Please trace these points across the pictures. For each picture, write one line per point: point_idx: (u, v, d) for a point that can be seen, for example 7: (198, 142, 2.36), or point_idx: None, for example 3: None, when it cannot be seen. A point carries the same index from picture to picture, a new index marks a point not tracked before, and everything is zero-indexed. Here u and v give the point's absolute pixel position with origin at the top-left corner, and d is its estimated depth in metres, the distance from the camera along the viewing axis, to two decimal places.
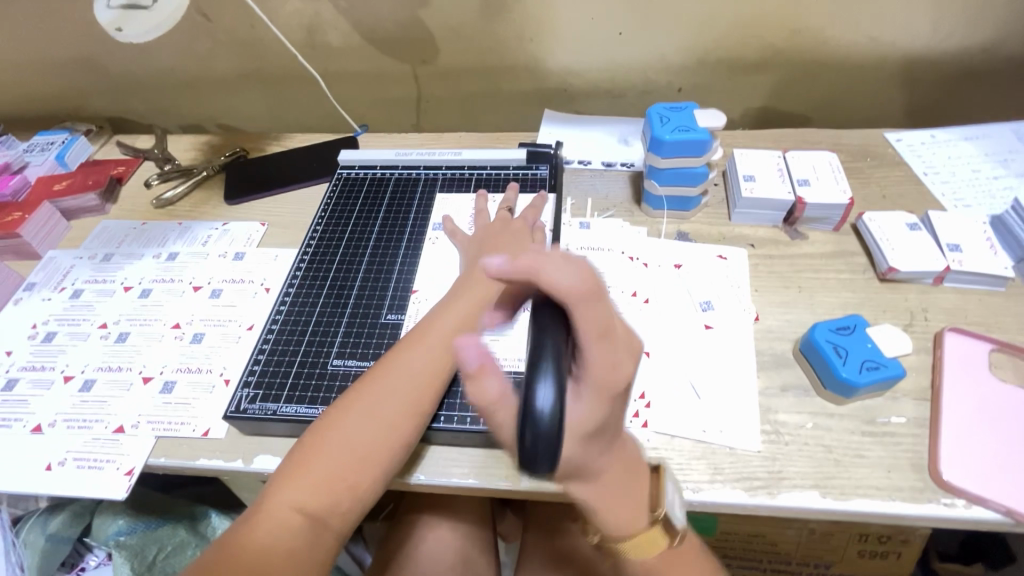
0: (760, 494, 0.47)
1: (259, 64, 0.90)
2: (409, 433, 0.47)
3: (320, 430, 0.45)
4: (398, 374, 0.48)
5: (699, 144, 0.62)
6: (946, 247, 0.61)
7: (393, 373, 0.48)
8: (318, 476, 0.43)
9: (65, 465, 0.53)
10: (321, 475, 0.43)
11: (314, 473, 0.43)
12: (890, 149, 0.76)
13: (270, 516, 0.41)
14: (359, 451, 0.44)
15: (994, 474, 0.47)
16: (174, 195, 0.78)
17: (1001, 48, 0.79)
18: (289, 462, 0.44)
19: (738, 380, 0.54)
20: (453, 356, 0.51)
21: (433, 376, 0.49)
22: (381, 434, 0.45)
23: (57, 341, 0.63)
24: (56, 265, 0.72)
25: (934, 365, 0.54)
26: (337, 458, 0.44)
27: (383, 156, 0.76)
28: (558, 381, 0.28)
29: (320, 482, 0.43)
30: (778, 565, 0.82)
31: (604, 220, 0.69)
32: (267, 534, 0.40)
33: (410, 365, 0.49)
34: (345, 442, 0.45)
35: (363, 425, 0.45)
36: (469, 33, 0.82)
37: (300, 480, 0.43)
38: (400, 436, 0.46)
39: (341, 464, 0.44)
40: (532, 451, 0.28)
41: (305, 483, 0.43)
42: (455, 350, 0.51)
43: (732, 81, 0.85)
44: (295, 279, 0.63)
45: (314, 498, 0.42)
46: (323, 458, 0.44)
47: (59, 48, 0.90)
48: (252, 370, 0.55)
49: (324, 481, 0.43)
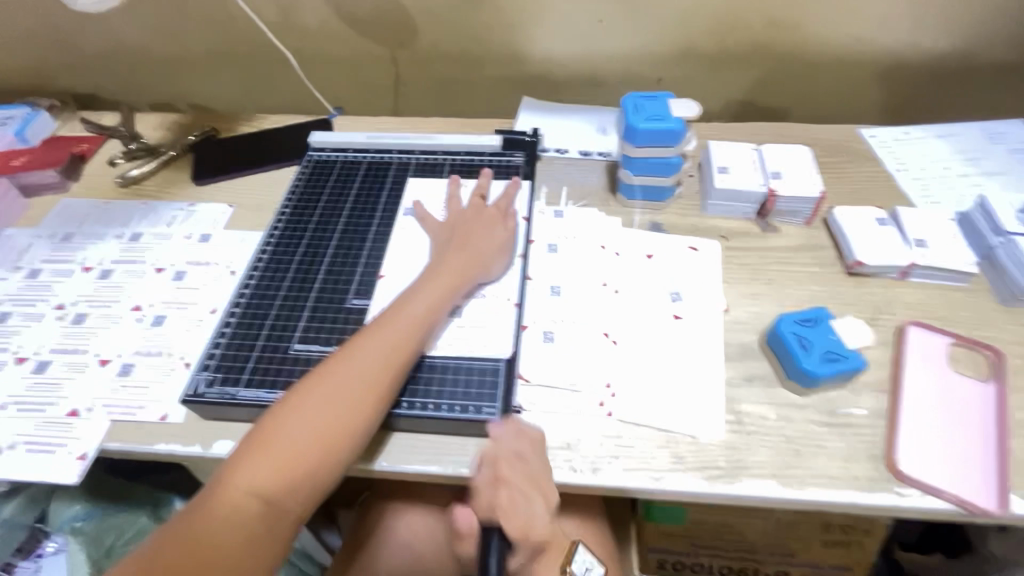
0: (720, 484, 0.48)
1: (231, 42, 0.87)
2: (374, 418, 0.46)
3: (281, 413, 0.44)
4: (364, 359, 0.48)
5: (673, 134, 0.61)
6: (912, 242, 0.61)
7: (358, 357, 0.48)
8: (277, 460, 0.42)
9: (14, 449, 0.51)
10: (280, 460, 0.42)
11: (273, 456, 0.42)
12: (864, 145, 0.77)
13: (226, 498, 0.40)
14: (321, 436, 0.44)
15: (949, 464, 0.48)
16: (140, 173, 0.76)
17: (975, 48, 0.80)
18: (247, 446, 0.43)
19: (705, 370, 0.54)
20: (421, 341, 0.51)
21: (400, 360, 0.49)
22: (344, 419, 0.45)
23: (10, 321, 0.61)
24: (12, 244, 0.69)
25: (896, 357, 0.55)
26: (297, 443, 0.43)
27: (356, 139, 0.74)
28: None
29: (279, 467, 0.42)
30: (745, 554, 0.83)
31: (578, 209, 0.68)
32: (223, 517, 0.40)
33: (376, 349, 0.48)
34: (307, 425, 0.44)
35: (326, 409, 0.45)
36: (448, 16, 0.81)
37: (257, 464, 0.42)
38: (364, 420, 0.46)
39: (301, 450, 0.43)
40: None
41: (264, 465, 0.42)
42: (423, 335, 0.51)
43: (712, 73, 0.85)
44: (260, 262, 0.62)
45: (271, 483, 0.41)
46: (283, 442, 0.43)
47: (20, 18, 0.86)
48: (212, 354, 0.54)
49: (283, 466, 0.42)
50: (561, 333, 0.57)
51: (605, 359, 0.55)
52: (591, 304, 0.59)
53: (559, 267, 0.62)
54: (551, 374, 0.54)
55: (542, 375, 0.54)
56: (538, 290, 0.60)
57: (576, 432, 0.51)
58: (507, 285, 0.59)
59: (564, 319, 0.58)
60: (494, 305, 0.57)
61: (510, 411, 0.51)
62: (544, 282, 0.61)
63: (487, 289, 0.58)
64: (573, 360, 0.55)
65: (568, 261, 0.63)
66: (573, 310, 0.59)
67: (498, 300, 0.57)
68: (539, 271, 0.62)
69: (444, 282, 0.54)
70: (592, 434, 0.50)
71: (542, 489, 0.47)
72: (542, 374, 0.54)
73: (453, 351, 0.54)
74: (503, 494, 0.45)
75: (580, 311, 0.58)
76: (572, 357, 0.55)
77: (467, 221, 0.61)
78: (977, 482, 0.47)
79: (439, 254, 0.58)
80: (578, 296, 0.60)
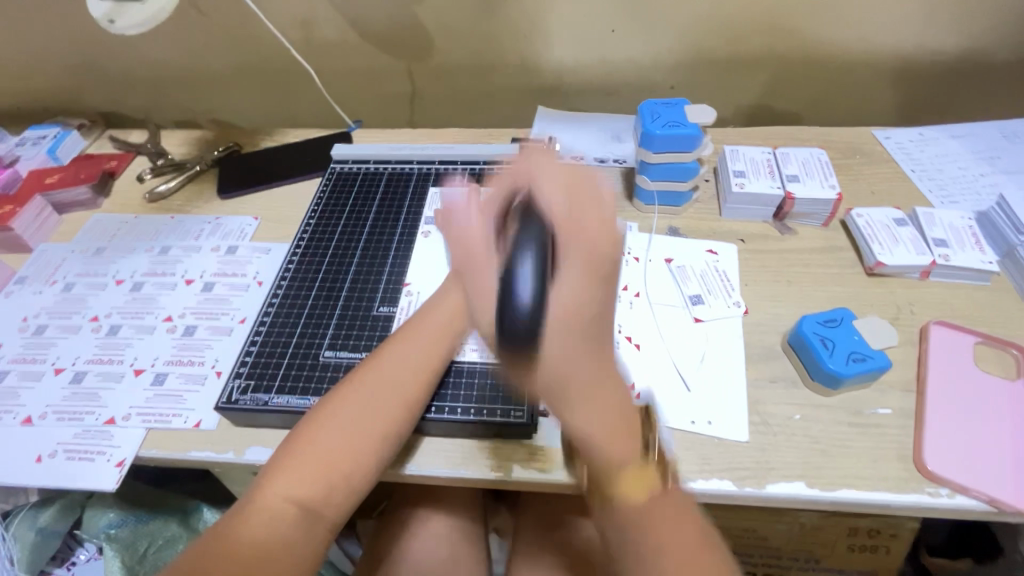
0: (747, 486, 0.48)
1: (254, 60, 0.90)
2: (406, 422, 0.47)
3: (315, 419, 0.46)
4: (394, 365, 0.49)
5: (690, 139, 0.62)
6: (931, 243, 0.61)
7: (389, 364, 0.49)
8: (312, 466, 0.43)
9: (55, 457, 0.53)
10: (317, 465, 0.44)
11: (309, 461, 0.44)
12: (879, 146, 0.77)
13: (262, 507, 0.41)
14: (353, 441, 0.45)
15: (979, 463, 0.48)
16: (167, 189, 0.78)
17: (988, 48, 0.81)
18: (284, 452, 0.44)
19: (728, 372, 0.55)
20: (448, 348, 0.52)
21: (428, 365, 0.50)
22: (378, 424, 0.46)
23: (48, 333, 0.63)
24: (47, 259, 0.72)
25: (920, 356, 0.55)
26: (332, 448, 0.44)
27: (376, 151, 0.76)
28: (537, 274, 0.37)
29: (315, 471, 0.43)
30: (769, 560, 0.83)
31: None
32: (260, 524, 0.40)
33: (406, 355, 0.50)
34: (338, 432, 0.45)
35: (361, 413, 0.46)
36: (464, 29, 0.83)
37: (291, 472, 0.43)
38: (396, 425, 0.47)
39: (337, 454, 0.44)
40: (511, 329, 0.36)
41: (298, 473, 0.43)
42: (449, 342, 0.53)
43: (724, 79, 0.86)
44: (288, 271, 0.63)
45: (306, 488, 0.43)
46: (318, 447, 0.44)
47: (51, 42, 0.89)
48: (244, 362, 0.55)
49: (316, 473, 0.43)
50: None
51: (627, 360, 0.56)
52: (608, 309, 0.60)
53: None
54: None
55: None
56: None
57: None
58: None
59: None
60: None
61: (536, 415, 0.51)
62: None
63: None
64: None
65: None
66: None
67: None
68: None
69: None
70: None
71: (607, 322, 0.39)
72: None
73: (479, 356, 0.55)
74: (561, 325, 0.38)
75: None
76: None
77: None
78: (1009, 481, 0.46)
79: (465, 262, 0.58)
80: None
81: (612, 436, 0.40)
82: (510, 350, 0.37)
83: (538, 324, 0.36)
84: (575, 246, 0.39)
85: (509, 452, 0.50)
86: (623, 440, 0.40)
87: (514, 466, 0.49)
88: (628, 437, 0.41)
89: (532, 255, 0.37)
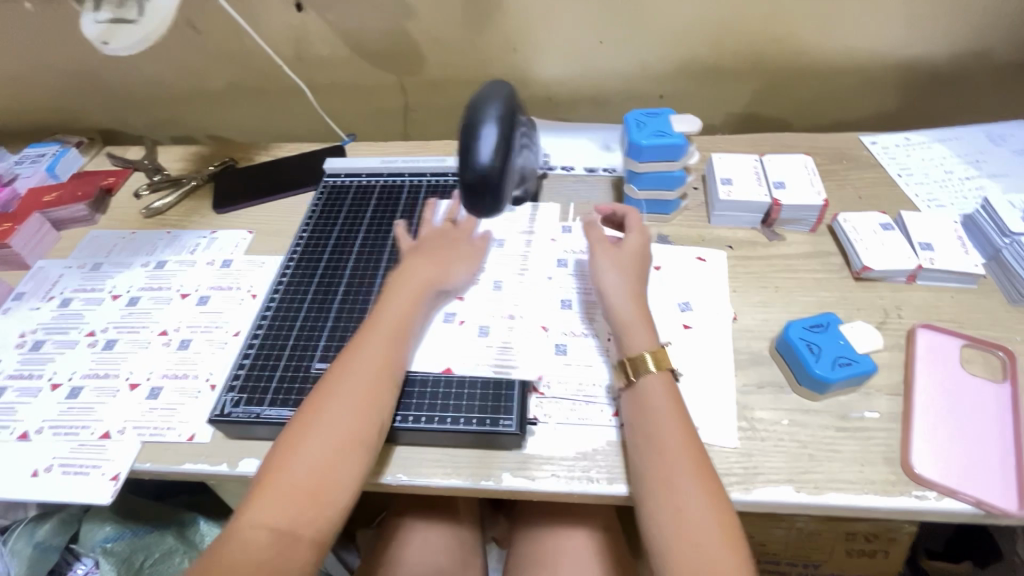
0: (736, 491, 0.48)
1: (249, 76, 0.92)
2: (367, 428, 0.47)
3: (278, 448, 0.46)
4: (344, 382, 0.49)
5: (676, 148, 0.63)
6: (917, 246, 0.62)
7: (339, 382, 0.49)
8: (281, 493, 0.44)
9: (51, 472, 0.53)
10: (280, 490, 0.44)
11: (273, 489, 0.44)
12: (865, 151, 0.78)
13: (241, 537, 0.42)
14: (314, 461, 0.45)
15: (966, 465, 0.48)
16: (164, 204, 0.79)
17: (973, 52, 0.81)
18: (252, 486, 0.45)
19: (716, 378, 0.55)
20: (397, 353, 0.52)
21: (377, 375, 0.50)
22: (335, 438, 0.46)
23: (45, 349, 0.64)
24: (45, 275, 0.73)
25: (907, 360, 0.55)
26: (292, 472, 0.45)
27: (369, 164, 0.77)
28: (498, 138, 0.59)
29: (280, 497, 0.44)
30: (767, 565, 0.82)
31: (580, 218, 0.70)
32: (239, 555, 0.41)
33: (353, 369, 0.50)
34: (302, 455, 0.45)
35: (315, 434, 0.46)
36: (453, 44, 0.84)
37: (262, 502, 0.44)
38: (356, 433, 0.47)
39: (300, 478, 0.44)
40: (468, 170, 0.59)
41: (267, 501, 0.44)
42: (400, 346, 0.53)
43: (712, 87, 0.87)
44: (281, 285, 0.64)
45: (278, 514, 0.43)
46: (282, 474, 0.45)
47: (49, 62, 0.91)
48: (236, 375, 0.56)
49: (284, 498, 0.44)
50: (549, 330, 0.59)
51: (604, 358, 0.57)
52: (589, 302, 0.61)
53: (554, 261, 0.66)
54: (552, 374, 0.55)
55: (557, 386, 0.55)
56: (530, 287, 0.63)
57: (591, 441, 0.51)
58: (515, 302, 0.61)
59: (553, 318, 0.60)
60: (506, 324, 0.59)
61: (526, 424, 0.52)
62: (537, 278, 0.64)
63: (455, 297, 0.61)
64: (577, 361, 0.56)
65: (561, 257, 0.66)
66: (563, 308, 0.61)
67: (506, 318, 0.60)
68: (535, 266, 0.65)
69: (409, 294, 0.57)
70: (607, 442, 0.51)
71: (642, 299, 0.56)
72: (556, 385, 0.55)
73: (469, 366, 0.55)
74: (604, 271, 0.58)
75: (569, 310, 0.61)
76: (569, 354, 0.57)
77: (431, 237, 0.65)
78: (995, 482, 0.47)
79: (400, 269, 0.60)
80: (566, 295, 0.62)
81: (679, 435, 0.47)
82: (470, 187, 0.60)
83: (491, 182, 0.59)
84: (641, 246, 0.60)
85: (499, 460, 0.51)
86: (681, 431, 0.48)
87: (503, 474, 0.50)
88: (687, 430, 0.48)
89: (630, 271, 0.58)
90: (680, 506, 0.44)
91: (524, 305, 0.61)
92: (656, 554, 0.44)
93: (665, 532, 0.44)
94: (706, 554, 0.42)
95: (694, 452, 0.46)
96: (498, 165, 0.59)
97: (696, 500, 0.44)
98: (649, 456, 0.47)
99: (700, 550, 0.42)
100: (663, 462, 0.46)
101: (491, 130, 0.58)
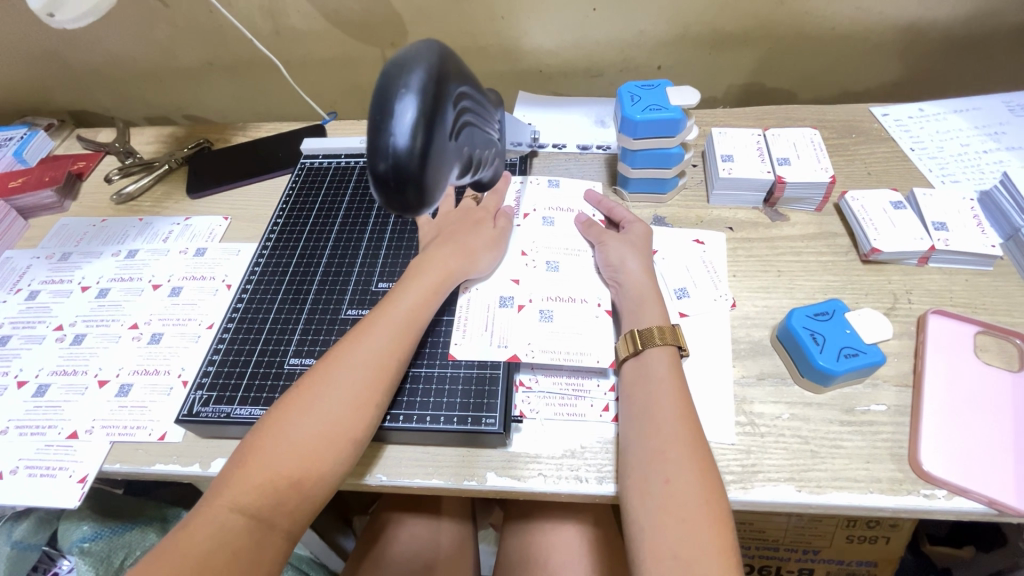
0: (732, 489, 0.45)
1: (222, 51, 0.87)
2: (360, 424, 0.44)
3: (264, 429, 0.43)
4: (343, 371, 0.46)
5: (673, 124, 0.59)
6: (931, 226, 0.58)
7: (338, 367, 0.46)
8: (261, 476, 0.41)
9: (16, 474, 0.51)
10: (261, 475, 0.41)
11: (254, 473, 0.41)
12: (876, 123, 0.73)
13: (212, 517, 0.39)
14: (301, 449, 0.42)
15: (978, 462, 0.45)
16: (135, 189, 0.76)
17: (994, 15, 0.76)
18: (231, 464, 0.42)
19: (713, 368, 0.52)
20: (407, 344, 0.49)
21: (382, 366, 0.47)
22: (327, 428, 0.43)
23: (12, 344, 0.61)
24: (12, 266, 0.69)
25: (917, 349, 0.52)
26: (275, 458, 0.42)
27: (347, 144, 0.73)
28: (423, 109, 0.36)
29: (259, 482, 0.41)
30: (766, 551, 0.81)
31: (576, 185, 0.66)
32: (209, 537, 0.39)
33: (357, 357, 0.47)
34: (287, 439, 0.42)
35: (306, 419, 0.43)
36: (437, 13, 0.79)
37: (239, 483, 0.41)
38: (349, 425, 0.44)
39: (284, 464, 0.41)
40: (381, 157, 0.36)
41: (244, 483, 0.41)
42: (409, 342, 0.49)
43: (713, 56, 0.81)
44: (255, 273, 0.61)
45: (255, 498, 0.40)
46: (265, 457, 0.42)
47: (12, 38, 0.86)
48: (205, 372, 0.53)
49: (262, 482, 0.41)
50: (560, 311, 0.54)
51: (611, 339, 0.52)
52: (605, 278, 0.57)
53: (551, 239, 0.60)
54: (550, 355, 0.51)
55: (544, 379, 0.52)
56: (536, 266, 0.58)
57: (581, 439, 0.48)
58: (525, 286, 0.56)
59: (561, 297, 0.55)
60: (522, 312, 0.54)
61: (510, 422, 0.49)
62: (541, 258, 0.59)
63: (474, 285, 0.57)
64: (575, 341, 0.52)
65: (558, 237, 0.61)
66: (571, 285, 0.56)
67: (522, 305, 0.54)
68: (535, 249, 0.59)
69: (425, 280, 0.53)
70: (598, 441, 0.48)
71: (647, 268, 0.55)
72: (544, 379, 0.52)
73: (465, 355, 0.52)
74: (607, 244, 0.57)
75: (580, 285, 0.56)
76: (570, 336, 0.52)
77: (449, 225, 0.59)
78: (1010, 479, 0.44)
79: (423, 255, 0.56)
80: (575, 273, 0.57)
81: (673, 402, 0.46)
82: (388, 186, 0.37)
83: (412, 170, 0.36)
84: (642, 227, 0.59)
85: (483, 459, 0.48)
86: (678, 403, 0.46)
87: (486, 474, 0.47)
88: (684, 404, 0.46)
89: (637, 249, 0.57)
90: (668, 476, 0.42)
91: (536, 289, 0.56)
92: (633, 528, 0.41)
93: (651, 505, 0.41)
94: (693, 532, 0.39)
95: (688, 424, 0.45)
96: (422, 151, 0.36)
97: (686, 475, 0.42)
98: (640, 428, 0.45)
99: (693, 532, 0.39)
100: (653, 433, 0.44)
101: (408, 101, 0.36)
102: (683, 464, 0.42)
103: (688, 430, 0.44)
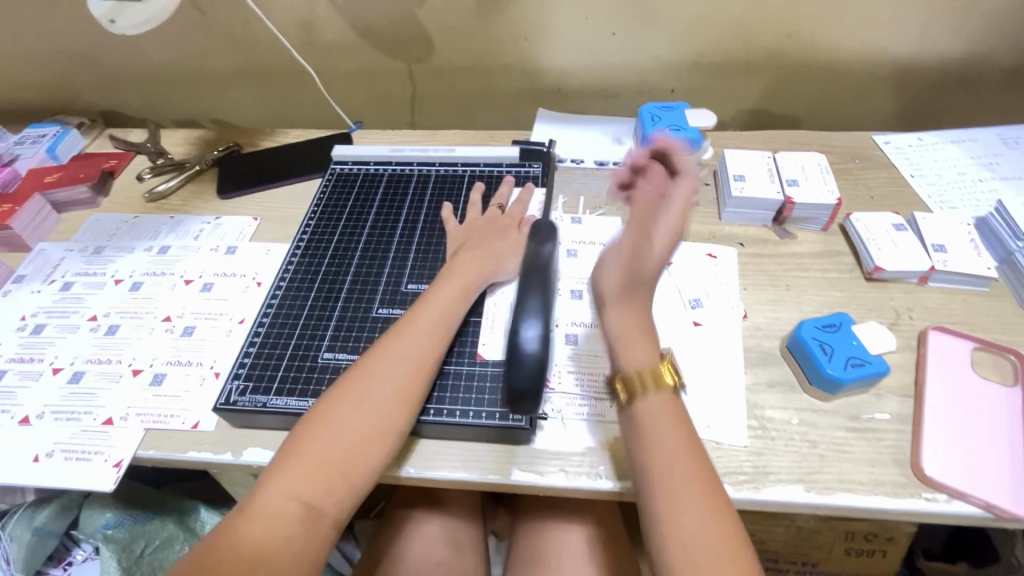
0: (745, 489, 0.48)
1: (255, 59, 0.90)
2: (402, 416, 0.47)
3: (311, 421, 0.46)
4: (384, 366, 0.48)
5: (690, 143, 0.62)
6: (930, 248, 0.62)
7: (380, 363, 0.49)
8: (312, 465, 0.43)
9: (52, 457, 0.53)
10: (312, 464, 0.43)
11: (304, 462, 0.43)
12: (878, 150, 0.77)
13: (267, 505, 0.41)
14: (349, 439, 0.45)
15: (974, 468, 0.48)
16: (167, 188, 0.78)
17: (989, 55, 0.80)
18: (281, 454, 0.44)
19: (726, 375, 0.55)
20: (440, 343, 0.52)
21: (421, 363, 0.50)
22: (372, 420, 0.46)
23: (46, 333, 0.63)
24: (45, 258, 0.71)
25: (918, 362, 0.55)
26: (326, 447, 0.44)
27: (376, 152, 0.76)
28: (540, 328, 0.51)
29: (311, 469, 0.43)
30: (765, 562, 0.82)
31: (597, 218, 0.69)
32: (266, 524, 0.41)
33: (395, 356, 0.49)
34: (336, 431, 0.45)
35: (351, 413, 0.46)
36: (465, 32, 0.83)
37: (292, 472, 0.43)
38: (391, 417, 0.46)
39: (334, 453, 0.44)
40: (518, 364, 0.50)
41: (296, 471, 0.43)
42: (445, 340, 0.52)
43: (725, 83, 0.86)
44: (288, 271, 0.63)
45: (308, 486, 0.42)
46: (314, 447, 0.44)
47: (52, 41, 0.89)
48: (242, 363, 0.55)
49: (314, 471, 0.43)
50: None
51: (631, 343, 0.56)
52: None
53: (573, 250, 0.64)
54: None
55: (565, 379, 0.54)
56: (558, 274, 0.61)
57: (602, 438, 0.51)
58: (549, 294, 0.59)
59: None
60: None
61: (535, 419, 0.51)
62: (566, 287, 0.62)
63: (499, 289, 0.59)
64: (597, 362, 0.56)
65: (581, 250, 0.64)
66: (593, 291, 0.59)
67: None
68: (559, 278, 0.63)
69: (459, 282, 0.55)
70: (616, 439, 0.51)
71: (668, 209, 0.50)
72: (567, 380, 0.54)
73: (493, 355, 0.55)
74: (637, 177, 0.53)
75: None
76: None
77: (479, 232, 0.62)
78: (1005, 485, 0.47)
79: (453, 260, 0.59)
80: None
81: (676, 453, 0.42)
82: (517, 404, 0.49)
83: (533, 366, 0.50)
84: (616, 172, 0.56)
85: (508, 456, 0.50)
86: (682, 445, 0.43)
87: (511, 468, 0.49)
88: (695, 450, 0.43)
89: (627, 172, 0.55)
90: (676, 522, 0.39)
91: None
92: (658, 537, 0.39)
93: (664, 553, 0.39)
94: (691, 514, 0.39)
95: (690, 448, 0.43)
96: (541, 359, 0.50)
97: (695, 510, 0.39)
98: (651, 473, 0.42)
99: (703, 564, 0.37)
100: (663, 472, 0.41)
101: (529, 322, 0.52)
102: (691, 498, 0.40)
103: (694, 456, 0.42)
